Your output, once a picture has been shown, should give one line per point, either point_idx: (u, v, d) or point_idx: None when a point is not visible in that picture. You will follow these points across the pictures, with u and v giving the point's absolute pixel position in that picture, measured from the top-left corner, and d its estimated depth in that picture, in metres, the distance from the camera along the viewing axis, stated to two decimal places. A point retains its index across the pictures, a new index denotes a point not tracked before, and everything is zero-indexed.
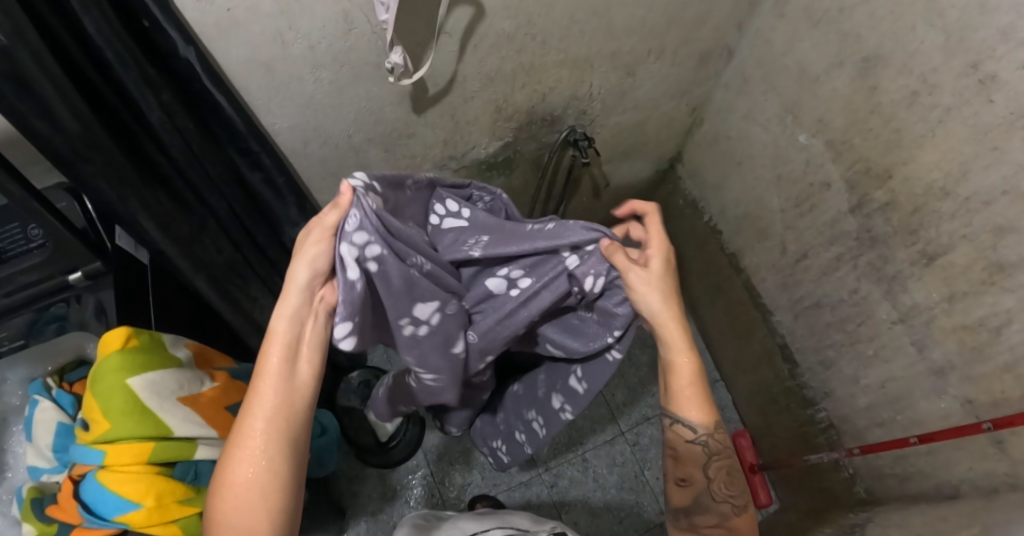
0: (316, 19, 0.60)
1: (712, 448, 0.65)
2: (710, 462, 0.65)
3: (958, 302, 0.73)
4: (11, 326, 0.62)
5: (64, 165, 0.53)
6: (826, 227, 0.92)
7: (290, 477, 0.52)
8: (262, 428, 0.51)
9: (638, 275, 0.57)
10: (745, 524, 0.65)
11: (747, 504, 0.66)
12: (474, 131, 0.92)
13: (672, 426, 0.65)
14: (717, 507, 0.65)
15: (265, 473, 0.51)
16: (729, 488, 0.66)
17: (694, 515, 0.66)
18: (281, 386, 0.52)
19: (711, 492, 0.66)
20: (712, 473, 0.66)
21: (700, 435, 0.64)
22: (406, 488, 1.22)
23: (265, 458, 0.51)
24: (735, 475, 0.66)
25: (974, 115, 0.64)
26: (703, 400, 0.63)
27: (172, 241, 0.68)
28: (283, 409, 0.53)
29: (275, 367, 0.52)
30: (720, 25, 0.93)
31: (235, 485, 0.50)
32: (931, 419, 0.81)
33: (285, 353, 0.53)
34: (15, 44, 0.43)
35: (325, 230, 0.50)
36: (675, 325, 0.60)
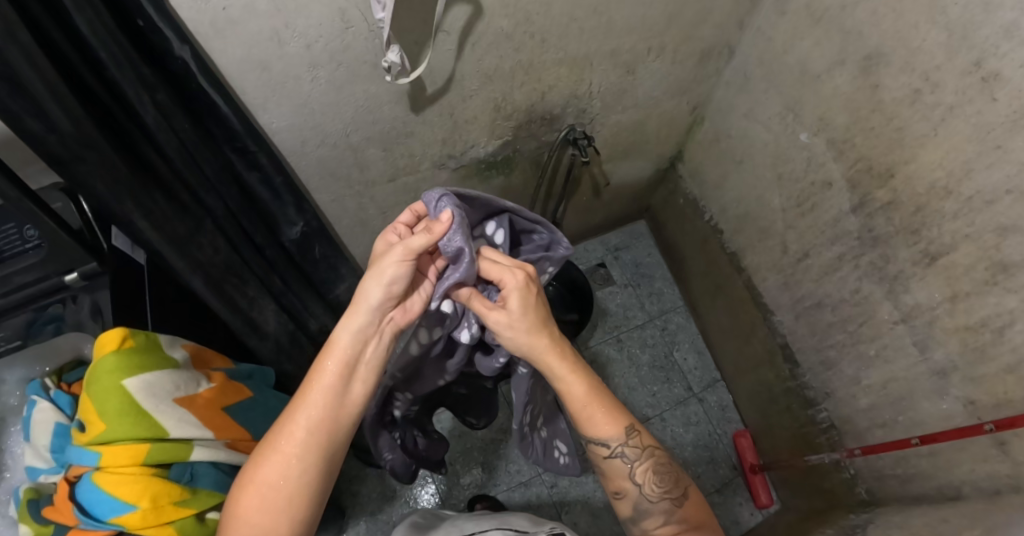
0: (313, 18, 0.60)
1: (632, 455, 0.63)
2: (633, 469, 0.63)
3: (960, 302, 0.72)
4: (10, 325, 0.61)
5: (59, 165, 0.53)
6: (828, 226, 0.91)
7: (312, 490, 0.55)
8: (301, 440, 0.54)
9: (499, 317, 0.59)
10: (693, 511, 0.63)
11: (686, 491, 0.64)
12: (473, 130, 0.91)
13: (590, 447, 0.64)
14: (657, 507, 0.63)
15: (289, 485, 0.54)
16: (664, 484, 0.63)
17: (640, 521, 0.64)
18: (327, 402, 0.55)
19: (645, 496, 0.63)
20: (640, 477, 0.63)
21: (616, 448, 0.63)
22: (406, 488, 1.22)
23: (297, 469, 0.54)
24: (666, 466, 0.64)
25: (977, 113, 0.63)
26: (606, 411, 0.63)
27: (167, 240, 0.67)
28: (320, 427, 0.55)
29: (326, 383, 0.56)
30: (720, 23, 0.92)
31: (257, 486, 0.53)
32: (933, 420, 0.81)
33: (341, 369, 0.56)
34: (8, 43, 0.43)
35: (409, 250, 0.55)
36: (556, 357, 0.61)
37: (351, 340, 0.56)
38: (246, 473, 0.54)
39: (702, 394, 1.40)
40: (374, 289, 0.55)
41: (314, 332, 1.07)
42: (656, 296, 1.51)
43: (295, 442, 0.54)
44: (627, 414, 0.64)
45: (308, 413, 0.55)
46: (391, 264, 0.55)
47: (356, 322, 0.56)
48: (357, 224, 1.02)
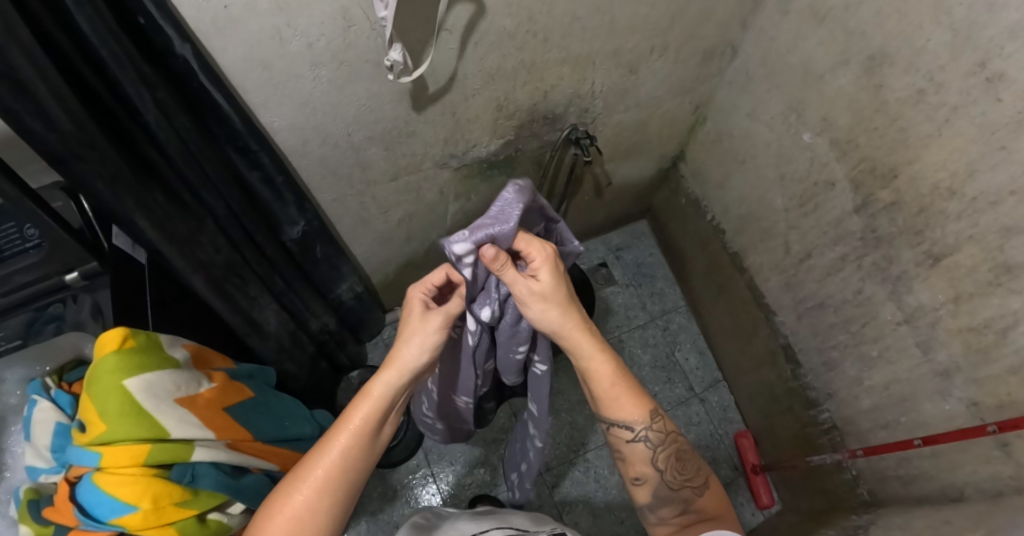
0: (315, 17, 0.59)
1: (654, 441, 0.64)
2: (655, 455, 0.64)
3: (963, 303, 0.72)
4: (8, 326, 0.61)
5: (60, 164, 0.52)
6: (831, 227, 0.91)
7: (334, 526, 0.57)
8: (328, 477, 0.57)
9: (534, 284, 0.59)
10: (710, 501, 0.63)
11: (706, 481, 0.64)
12: (475, 129, 0.91)
13: (610, 429, 0.65)
14: (677, 495, 0.63)
15: (316, 518, 0.55)
16: (685, 471, 0.64)
17: (659, 509, 0.64)
18: (359, 439, 0.59)
19: (665, 482, 0.64)
20: (661, 463, 0.64)
21: (640, 431, 0.64)
22: (406, 488, 1.22)
23: (322, 503, 0.56)
24: (688, 453, 0.65)
25: (982, 114, 0.63)
26: (631, 394, 0.64)
27: (169, 240, 0.67)
28: (351, 461, 0.58)
29: (360, 425, 0.59)
30: (723, 22, 0.92)
31: (286, 516, 0.54)
32: (936, 421, 0.80)
33: (373, 413, 0.59)
34: (9, 42, 0.42)
35: (447, 317, 0.61)
36: (582, 335, 0.62)
37: (388, 392, 0.60)
38: (274, 501, 0.56)
39: (704, 395, 1.40)
40: (411, 348, 0.60)
41: (315, 331, 1.07)
42: (657, 296, 1.51)
43: (326, 475, 0.57)
44: (651, 399, 0.65)
45: (343, 452, 0.58)
46: (433, 325, 0.60)
47: (393, 374, 0.60)
48: (359, 223, 1.02)
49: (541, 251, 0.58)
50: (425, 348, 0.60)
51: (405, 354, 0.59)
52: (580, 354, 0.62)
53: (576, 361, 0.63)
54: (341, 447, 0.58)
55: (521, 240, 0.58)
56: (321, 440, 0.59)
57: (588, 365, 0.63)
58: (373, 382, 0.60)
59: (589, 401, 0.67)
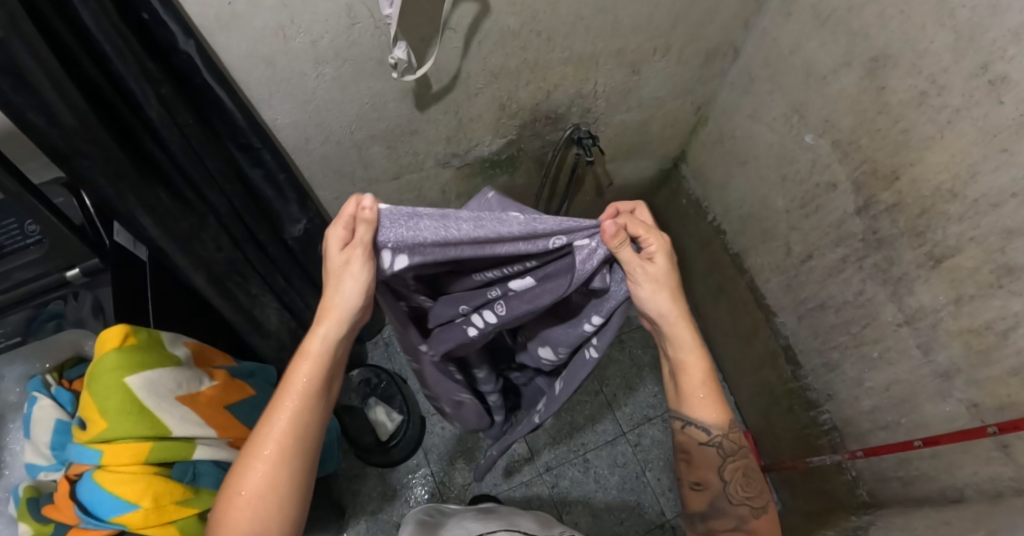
0: (318, 13, 0.59)
1: (727, 449, 0.64)
2: (725, 464, 0.65)
3: (964, 304, 0.72)
4: (8, 323, 0.61)
5: (61, 160, 0.52)
6: (832, 228, 0.91)
7: (299, 492, 0.55)
8: (282, 441, 0.54)
9: (648, 268, 0.56)
10: (764, 525, 0.64)
11: (767, 504, 0.64)
12: (479, 128, 0.91)
13: (684, 428, 0.65)
14: (735, 510, 0.64)
15: (277, 490, 0.53)
16: (747, 489, 0.64)
17: (710, 518, 0.65)
18: (309, 401, 0.56)
19: (727, 495, 0.65)
20: (728, 474, 0.65)
21: (715, 437, 0.64)
22: (406, 488, 1.21)
23: (279, 472, 0.54)
24: (754, 474, 0.65)
25: (984, 116, 0.63)
26: (717, 400, 0.63)
27: (172, 238, 0.67)
28: (303, 425, 0.56)
29: (305, 385, 0.55)
30: (726, 23, 0.92)
31: (245, 492, 0.52)
32: (937, 422, 0.80)
33: (315, 372, 0.56)
34: (10, 35, 0.42)
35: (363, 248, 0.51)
36: (686, 328, 0.60)
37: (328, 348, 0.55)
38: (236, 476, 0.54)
39: None
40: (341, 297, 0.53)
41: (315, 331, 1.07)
42: None
43: (282, 441, 0.54)
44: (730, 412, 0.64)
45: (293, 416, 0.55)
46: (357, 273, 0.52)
47: (329, 328, 0.55)
48: None
49: (656, 243, 0.56)
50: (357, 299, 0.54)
51: (339, 303, 0.53)
52: (675, 345, 0.61)
53: (671, 351, 0.62)
54: (291, 411, 0.55)
55: (638, 225, 0.55)
56: (269, 408, 0.56)
57: (683, 358, 0.62)
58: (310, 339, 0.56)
59: (668, 393, 0.66)
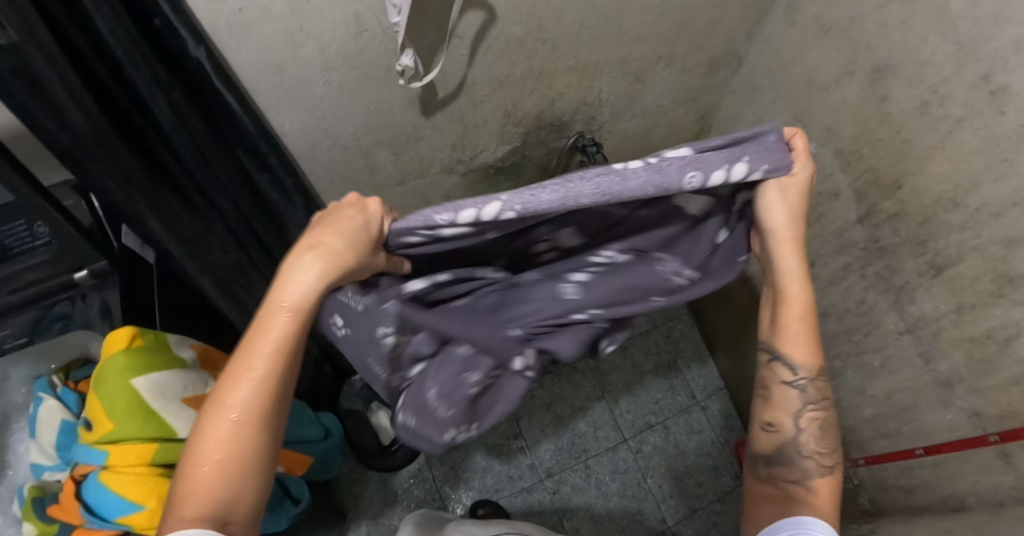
0: (327, 21, 0.60)
1: (810, 396, 0.53)
2: (803, 410, 0.54)
3: (966, 313, 0.72)
4: (13, 324, 0.61)
5: (72, 164, 0.53)
6: (834, 236, 0.92)
7: (266, 460, 0.44)
8: (241, 403, 0.42)
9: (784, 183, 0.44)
10: (828, 488, 0.53)
11: (835, 465, 0.54)
12: (483, 135, 0.92)
13: (769, 363, 0.54)
14: (803, 460, 0.54)
15: (239, 456, 0.43)
16: (817, 440, 0.54)
17: (774, 465, 0.56)
18: (277, 359, 0.43)
19: (797, 445, 0.54)
20: (804, 421, 0.54)
21: (800, 379, 0.53)
22: (407, 492, 1.21)
23: (242, 438, 0.43)
24: (831, 428, 0.54)
25: (985, 126, 0.64)
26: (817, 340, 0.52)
27: (179, 241, 0.67)
28: (277, 386, 0.44)
29: (276, 339, 0.42)
30: (730, 31, 0.93)
31: (207, 457, 0.42)
32: (938, 431, 0.81)
33: (287, 326, 0.42)
34: (26, 39, 0.42)
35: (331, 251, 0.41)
36: (792, 251, 0.48)
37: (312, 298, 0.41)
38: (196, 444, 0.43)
39: (706, 402, 1.35)
40: (335, 239, 0.41)
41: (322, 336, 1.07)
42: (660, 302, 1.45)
43: (247, 405, 0.42)
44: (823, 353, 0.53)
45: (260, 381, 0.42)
46: (354, 268, 0.42)
47: (313, 272, 0.41)
48: None
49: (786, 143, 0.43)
50: (339, 273, 0.41)
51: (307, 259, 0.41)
52: (777, 269, 0.49)
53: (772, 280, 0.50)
54: (265, 368, 0.42)
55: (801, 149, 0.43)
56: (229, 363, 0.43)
57: (784, 290, 0.50)
58: (283, 281, 0.42)
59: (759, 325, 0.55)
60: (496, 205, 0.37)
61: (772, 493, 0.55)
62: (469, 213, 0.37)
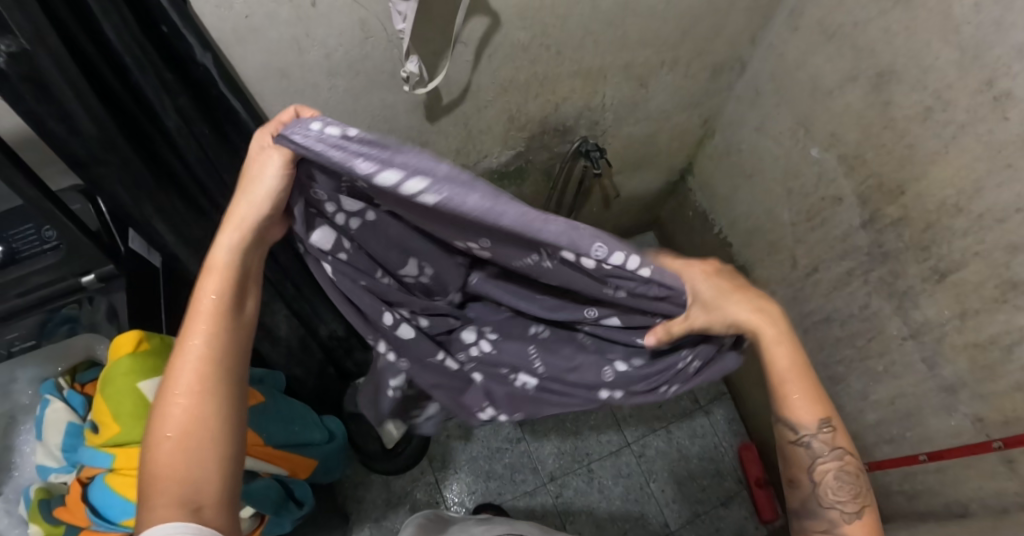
0: (332, 27, 0.60)
1: (820, 448, 0.51)
2: (816, 464, 0.52)
3: (969, 319, 0.72)
4: (21, 326, 0.62)
5: (81, 168, 0.54)
6: (837, 242, 0.92)
7: (230, 432, 0.45)
8: (194, 372, 0.44)
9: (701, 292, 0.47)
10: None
11: (864, 509, 0.50)
12: (487, 140, 0.92)
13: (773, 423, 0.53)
14: (824, 513, 0.51)
15: (202, 426, 0.43)
16: (837, 491, 0.51)
17: (803, 520, 0.53)
18: (221, 321, 0.45)
19: (818, 496, 0.52)
20: (819, 473, 0.52)
21: (804, 436, 0.51)
22: (410, 495, 1.22)
23: (199, 408, 0.43)
24: (855, 474, 0.51)
25: (989, 132, 0.64)
26: (812, 394, 0.50)
27: (185, 244, 0.70)
28: (226, 352, 0.46)
29: (213, 302, 0.45)
30: (733, 37, 0.93)
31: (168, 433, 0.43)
32: (941, 436, 0.81)
33: (223, 288, 0.45)
34: (36, 46, 0.43)
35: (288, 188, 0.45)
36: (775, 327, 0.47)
37: (236, 259, 0.46)
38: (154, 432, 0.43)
39: (709, 407, 1.35)
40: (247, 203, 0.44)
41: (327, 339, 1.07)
42: None
43: (201, 371, 0.44)
44: (828, 404, 0.51)
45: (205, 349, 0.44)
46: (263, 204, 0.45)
47: (233, 238, 0.45)
48: None
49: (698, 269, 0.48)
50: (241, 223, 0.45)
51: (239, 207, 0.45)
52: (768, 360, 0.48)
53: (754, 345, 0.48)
54: (206, 337, 0.45)
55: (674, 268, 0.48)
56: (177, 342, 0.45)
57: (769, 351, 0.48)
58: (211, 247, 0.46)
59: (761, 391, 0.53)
60: (418, 183, 0.35)
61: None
62: (390, 173, 0.36)
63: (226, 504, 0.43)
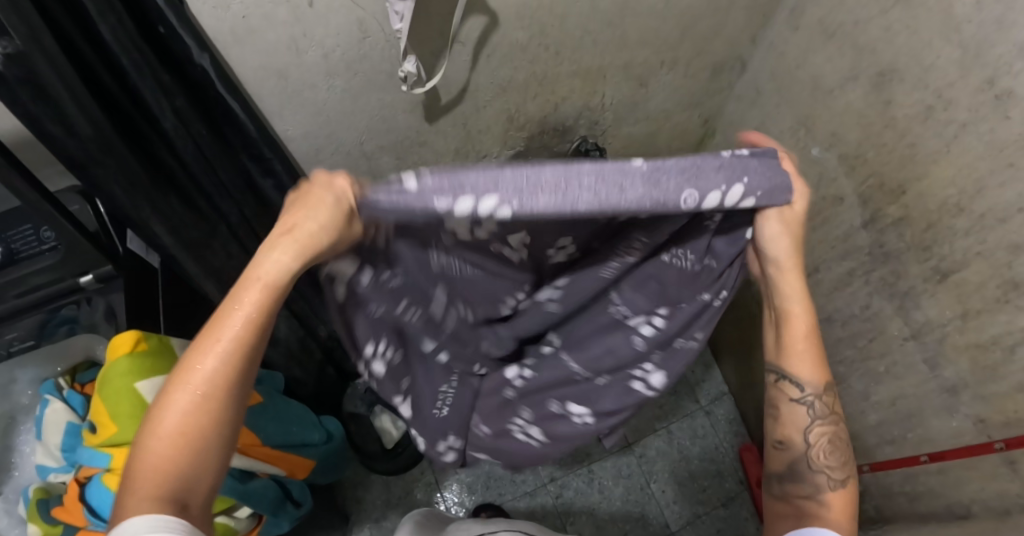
0: (330, 27, 0.60)
1: (819, 411, 0.54)
2: (812, 425, 0.55)
3: (971, 319, 0.72)
4: (21, 326, 0.62)
5: (78, 168, 0.53)
6: (839, 241, 0.91)
7: (226, 440, 0.41)
8: (206, 379, 0.39)
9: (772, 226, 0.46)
10: (843, 504, 0.54)
11: (848, 478, 0.55)
12: (486, 141, 0.92)
13: (778, 382, 0.55)
14: (813, 475, 0.54)
15: (201, 435, 0.39)
16: (829, 455, 0.54)
17: (787, 483, 0.56)
18: (247, 340, 0.39)
19: (808, 461, 0.55)
20: (813, 436, 0.55)
21: (807, 394, 0.54)
22: (411, 496, 1.22)
23: (204, 416, 0.39)
24: (843, 442, 0.55)
25: (991, 131, 0.63)
26: (819, 356, 0.53)
27: (183, 246, 0.68)
28: (244, 366, 0.40)
29: (245, 316, 0.39)
30: (733, 36, 0.93)
31: (163, 431, 0.39)
32: (943, 437, 0.81)
33: (260, 305, 0.39)
34: (31, 47, 0.43)
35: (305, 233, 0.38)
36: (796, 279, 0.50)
37: (282, 278, 0.38)
38: (153, 419, 0.39)
39: (710, 408, 1.34)
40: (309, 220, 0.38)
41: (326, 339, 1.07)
42: None
43: (212, 382, 0.39)
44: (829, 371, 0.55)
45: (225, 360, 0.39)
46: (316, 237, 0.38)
47: (291, 252, 0.38)
48: None
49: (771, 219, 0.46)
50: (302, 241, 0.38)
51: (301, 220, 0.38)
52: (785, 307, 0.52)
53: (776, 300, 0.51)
54: (226, 349, 0.39)
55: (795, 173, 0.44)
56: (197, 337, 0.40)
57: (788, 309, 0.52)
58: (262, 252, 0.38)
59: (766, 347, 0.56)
60: (493, 201, 0.34)
61: (784, 509, 0.55)
62: (468, 203, 0.34)
63: (205, 501, 0.41)
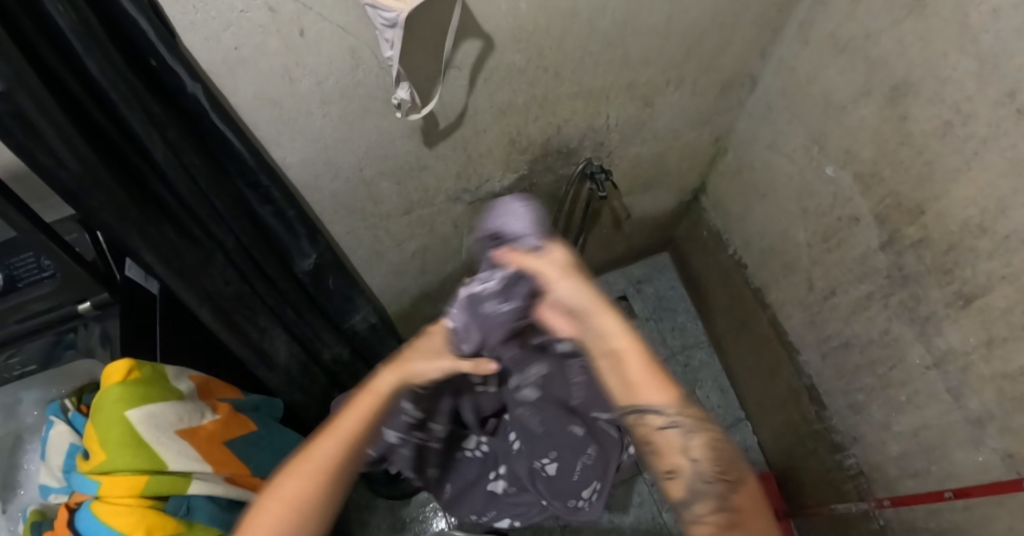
0: (323, 56, 0.61)
1: (686, 425, 0.47)
2: (683, 443, 0.47)
3: (996, 347, 0.67)
4: (29, 349, 0.64)
5: (73, 201, 0.55)
6: (856, 263, 0.87)
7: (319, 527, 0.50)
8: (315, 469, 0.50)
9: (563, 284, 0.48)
10: (750, 505, 0.46)
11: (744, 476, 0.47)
12: (488, 164, 0.92)
13: (632, 418, 0.48)
14: (709, 490, 0.46)
15: (304, 514, 0.48)
16: (715, 461, 0.47)
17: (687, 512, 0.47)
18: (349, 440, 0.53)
19: (697, 476, 0.47)
20: (692, 449, 0.47)
21: (666, 416, 0.46)
22: (416, 521, 1.20)
23: (314, 494, 0.49)
24: (720, 440, 0.48)
25: (1012, 147, 0.60)
26: (654, 371, 0.47)
27: (177, 273, 0.68)
28: (344, 464, 0.52)
29: (351, 427, 0.53)
30: (741, 53, 0.91)
31: (275, 500, 0.48)
32: (969, 472, 0.76)
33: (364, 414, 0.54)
34: (16, 86, 0.43)
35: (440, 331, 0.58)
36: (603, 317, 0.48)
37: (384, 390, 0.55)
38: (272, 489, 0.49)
39: None
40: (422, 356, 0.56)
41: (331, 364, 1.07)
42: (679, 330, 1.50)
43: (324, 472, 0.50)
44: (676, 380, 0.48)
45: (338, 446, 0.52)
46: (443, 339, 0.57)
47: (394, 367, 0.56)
48: (373, 256, 1.02)
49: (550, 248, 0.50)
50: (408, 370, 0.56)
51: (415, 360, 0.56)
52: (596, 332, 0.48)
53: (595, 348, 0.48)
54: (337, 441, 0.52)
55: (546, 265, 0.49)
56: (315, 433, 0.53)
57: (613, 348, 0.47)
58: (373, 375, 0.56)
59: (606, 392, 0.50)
60: (490, 289, 0.51)
61: None
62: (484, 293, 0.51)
63: None
